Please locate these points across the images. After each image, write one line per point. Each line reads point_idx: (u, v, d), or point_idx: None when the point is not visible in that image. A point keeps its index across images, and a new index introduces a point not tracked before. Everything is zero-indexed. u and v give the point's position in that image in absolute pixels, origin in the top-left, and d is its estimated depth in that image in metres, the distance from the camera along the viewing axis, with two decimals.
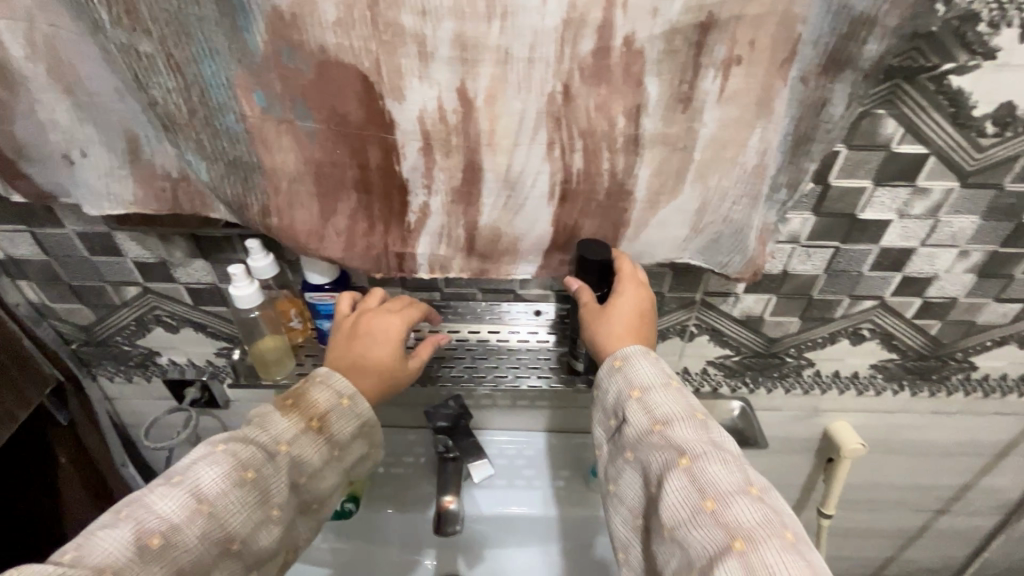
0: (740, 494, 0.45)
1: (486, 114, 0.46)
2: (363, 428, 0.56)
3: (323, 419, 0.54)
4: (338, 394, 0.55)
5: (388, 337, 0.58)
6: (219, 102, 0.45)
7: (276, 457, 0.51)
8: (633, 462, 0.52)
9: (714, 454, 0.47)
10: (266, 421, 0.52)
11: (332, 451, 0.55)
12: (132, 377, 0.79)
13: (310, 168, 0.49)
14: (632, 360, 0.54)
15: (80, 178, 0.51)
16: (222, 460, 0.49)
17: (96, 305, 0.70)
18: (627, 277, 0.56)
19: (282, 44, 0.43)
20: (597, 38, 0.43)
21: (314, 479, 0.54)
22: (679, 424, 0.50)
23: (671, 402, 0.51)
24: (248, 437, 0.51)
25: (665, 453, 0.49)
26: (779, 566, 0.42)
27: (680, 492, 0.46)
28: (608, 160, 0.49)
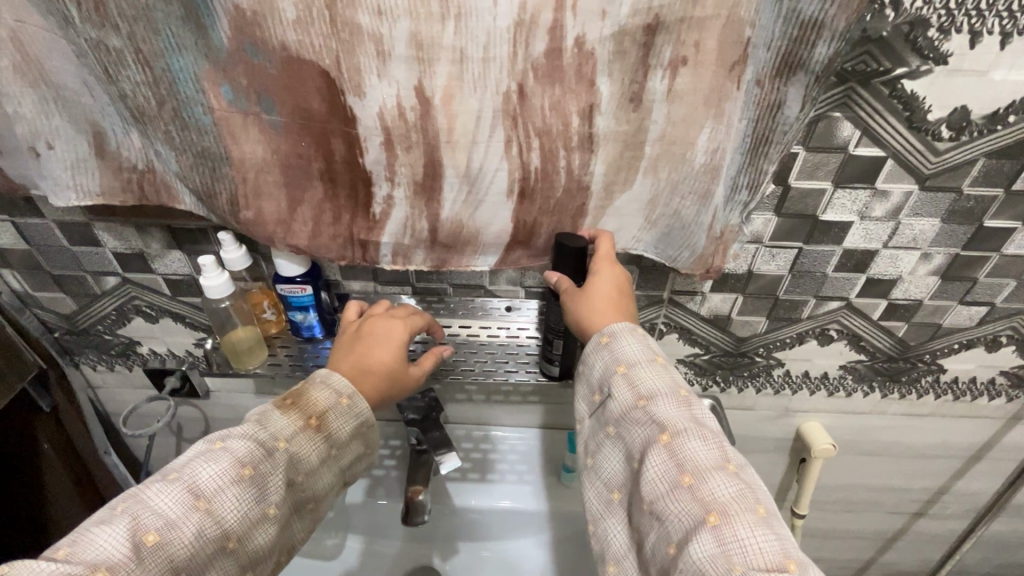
0: (718, 472, 0.46)
1: (444, 112, 0.48)
2: (360, 427, 0.57)
3: (321, 417, 0.54)
4: (338, 393, 0.56)
5: (392, 340, 0.60)
6: (186, 96, 0.47)
7: (275, 455, 0.51)
8: (614, 435, 0.52)
9: (696, 431, 0.48)
10: (266, 418, 0.52)
11: (329, 450, 0.55)
12: (114, 366, 0.81)
13: (277, 159, 0.51)
14: (620, 336, 0.54)
15: (54, 169, 0.53)
16: (220, 457, 0.49)
17: (77, 295, 0.72)
18: (603, 259, 0.56)
19: (245, 40, 0.44)
20: (549, 39, 0.44)
21: (310, 478, 0.54)
22: (663, 400, 0.50)
23: (656, 378, 0.51)
24: (247, 434, 0.51)
25: (647, 428, 0.49)
26: (751, 540, 0.42)
27: (659, 466, 0.47)
28: (565, 158, 0.51)
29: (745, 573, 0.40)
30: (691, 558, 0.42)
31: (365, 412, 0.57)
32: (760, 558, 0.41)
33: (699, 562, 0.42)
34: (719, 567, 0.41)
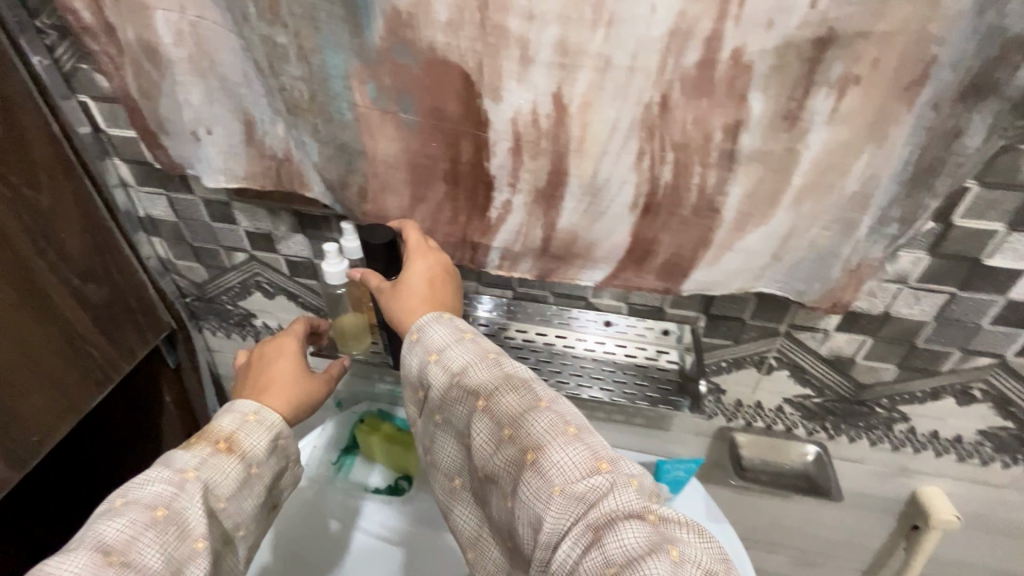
0: (536, 412, 0.44)
1: (579, 120, 0.47)
2: (276, 439, 0.53)
3: (230, 438, 0.50)
4: (244, 412, 0.52)
5: (284, 356, 0.59)
6: (336, 92, 0.49)
7: (189, 485, 0.45)
8: (440, 419, 0.50)
9: (506, 385, 0.46)
10: (170, 461, 0.47)
11: (250, 468, 0.50)
12: (231, 334, 0.88)
13: (407, 157, 0.52)
14: (426, 327, 0.50)
15: (210, 153, 0.58)
16: (126, 509, 0.43)
17: (210, 266, 0.78)
18: (414, 248, 0.55)
19: (396, 41, 0.46)
20: (703, 50, 0.41)
21: (231, 504, 0.48)
22: (475, 366, 0.47)
23: (466, 352, 0.48)
24: (150, 479, 0.45)
25: (468, 401, 0.47)
26: (565, 463, 0.41)
27: (486, 430, 0.45)
28: (698, 175, 0.48)
29: (564, 491, 0.40)
30: (525, 500, 0.42)
31: (277, 422, 0.53)
32: (578, 473, 0.40)
33: (529, 501, 0.41)
34: (547, 505, 0.40)
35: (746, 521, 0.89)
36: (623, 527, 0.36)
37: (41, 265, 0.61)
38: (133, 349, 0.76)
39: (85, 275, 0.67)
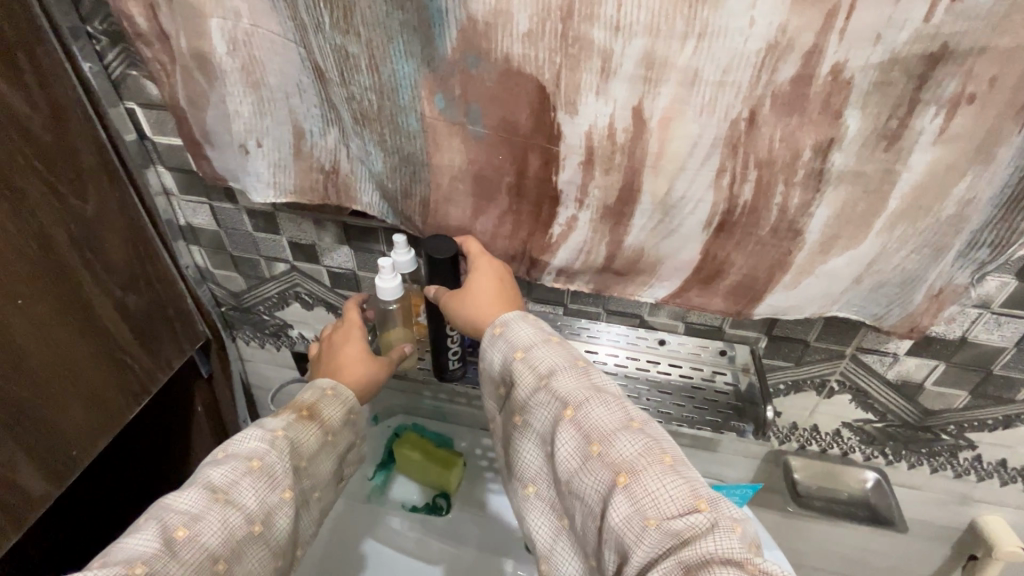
0: (631, 433, 0.41)
1: (658, 136, 0.45)
2: (350, 413, 0.55)
3: (311, 407, 0.53)
4: (322, 388, 0.55)
5: (352, 338, 0.59)
6: (403, 103, 0.47)
7: (278, 442, 0.48)
8: (521, 424, 0.48)
9: (597, 398, 0.43)
10: (260, 424, 0.50)
11: (327, 437, 0.53)
12: (265, 344, 0.86)
13: (471, 169, 0.50)
14: (511, 324, 0.49)
15: (258, 166, 0.55)
16: (228, 457, 0.47)
17: (249, 276, 0.77)
18: (478, 256, 0.54)
19: (469, 51, 0.44)
20: (801, 65, 0.39)
21: (312, 466, 0.51)
22: (562, 374, 0.45)
23: (556, 355, 0.46)
24: (247, 434, 0.49)
25: (552, 406, 0.45)
26: (660, 493, 0.38)
27: (571, 441, 0.43)
28: (781, 195, 0.45)
29: (659, 525, 0.37)
30: (612, 526, 0.39)
31: (350, 399, 0.55)
32: (674, 508, 0.37)
33: (618, 528, 0.38)
34: (635, 533, 0.37)
35: (790, 543, 0.86)
36: (719, 574, 0.34)
37: (84, 276, 0.60)
38: (170, 360, 0.74)
39: (126, 286, 0.65)
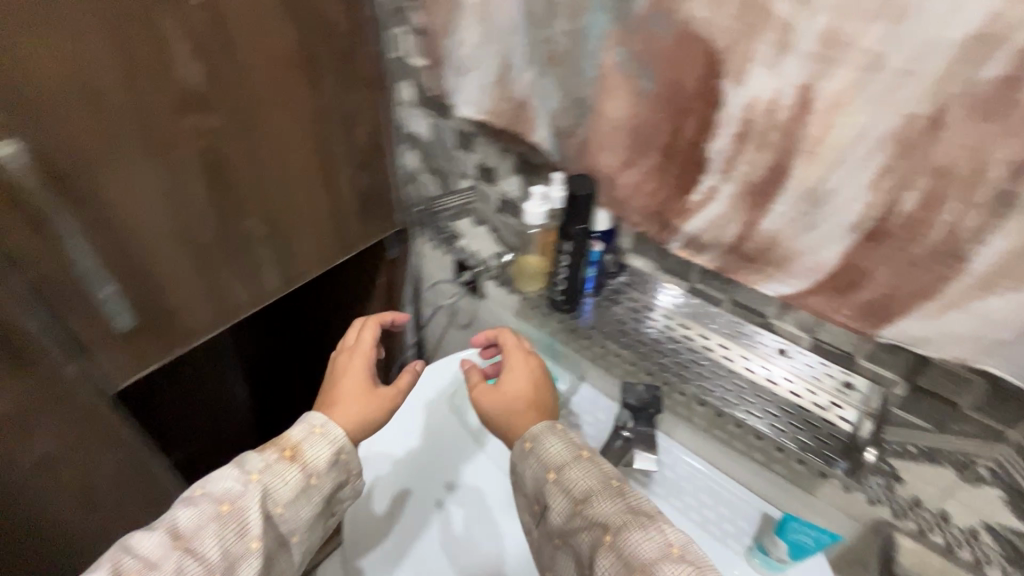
0: (641, 529, 0.45)
1: (822, 121, 0.43)
2: (337, 454, 0.52)
3: (295, 447, 0.51)
4: (311, 424, 0.53)
5: (352, 371, 0.58)
6: (591, 51, 0.54)
7: (250, 489, 0.47)
8: (538, 513, 0.52)
9: (606, 492, 0.48)
10: (241, 462, 0.49)
11: (309, 481, 0.50)
12: (437, 246, 1.01)
13: (632, 122, 0.55)
14: (540, 437, 0.53)
15: (469, 87, 0.68)
16: (198, 500, 0.47)
17: (442, 184, 0.93)
18: (511, 347, 0.63)
19: (658, 11, 0.48)
20: (1010, 65, 0.35)
21: (290, 512, 0.49)
22: (571, 467, 0.50)
23: (563, 451, 0.52)
24: (224, 474, 0.48)
25: (563, 500, 0.49)
26: None
27: (592, 538, 0.47)
28: (953, 211, 0.40)
29: None
30: None
31: (339, 439, 0.53)
32: None
33: None
34: None
35: None
36: None
37: (341, 150, 0.82)
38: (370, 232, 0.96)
39: (362, 164, 0.87)
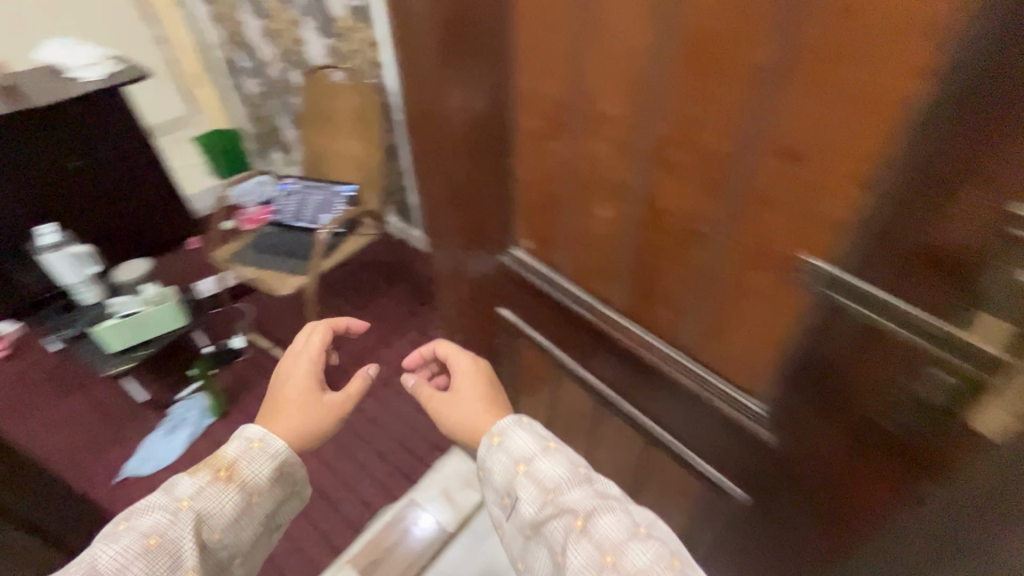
0: (609, 512, 0.49)
1: None
2: (278, 468, 0.59)
3: (229, 468, 0.57)
4: (248, 440, 0.60)
5: (296, 374, 0.69)
6: None
7: (180, 516, 0.52)
8: (508, 506, 0.54)
9: (604, 506, 0.50)
10: (171, 488, 0.54)
11: (247, 497, 0.56)
12: None
13: None
14: (507, 434, 0.56)
15: None
16: (119, 537, 0.51)
17: None
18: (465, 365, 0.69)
19: None
20: None
21: (227, 536, 0.55)
22: (539, 459, 0.54)
23: (555, 466, 0.53)
24: (149, 510, 0.52)
25: (533, 490, 0.52)
26: None
27: (563, 526, 0.50)
28: None
29: None
30: None
31: (281, 451, 0.60)
32: None
33: None
34: None
35: None
36: None
37: None
38: None
39: None
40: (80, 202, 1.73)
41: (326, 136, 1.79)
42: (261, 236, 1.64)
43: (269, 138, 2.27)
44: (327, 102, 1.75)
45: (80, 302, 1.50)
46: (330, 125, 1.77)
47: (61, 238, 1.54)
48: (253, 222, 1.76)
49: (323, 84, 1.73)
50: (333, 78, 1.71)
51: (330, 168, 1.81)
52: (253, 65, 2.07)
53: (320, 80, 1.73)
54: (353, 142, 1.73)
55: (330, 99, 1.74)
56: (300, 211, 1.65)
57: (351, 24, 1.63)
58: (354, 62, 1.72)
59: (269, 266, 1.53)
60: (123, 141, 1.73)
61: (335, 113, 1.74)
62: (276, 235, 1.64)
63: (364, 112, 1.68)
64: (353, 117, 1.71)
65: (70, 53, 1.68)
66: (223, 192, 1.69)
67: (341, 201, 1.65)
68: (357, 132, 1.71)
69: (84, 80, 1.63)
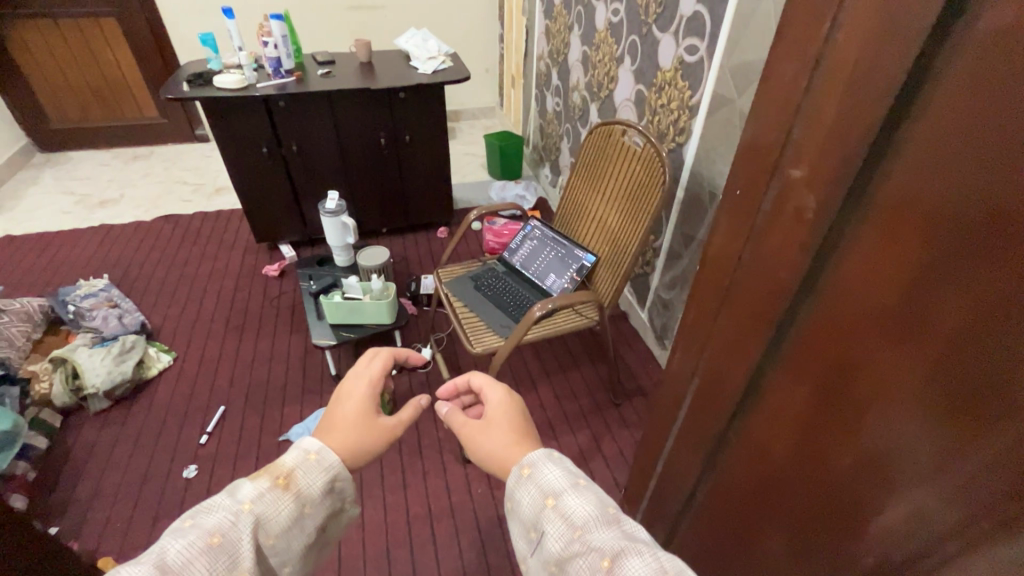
0: (636, 554, 0.50)
1: None
2: (329, 482, 0.62)
3: (288, 476, 0.60)
4: (306, 451, 0.63)
5: (353, 396, 0.74)
6: None
7: (243, 517, 0.55)
8: (535, 540, 0.58)
9: (631, 549, 0.51)
10: (234, 492, 0.57)
11: (301, 506, 0.59)
12: None
13: None
14: (539, 468, 0.61)
15: None
16: (185, 532, 0.52)
17: None
18: (499, 400, 0.75)
19: None
20: None
21: (280, 542, 0.57)
22: (568, 494, 0.58)
23: (582, 505, 0.56)
24: (215, 508, 0.55)
25: (560, 525, 0.56)
26: None
27: (588, 564, 0.52)
28: None
29: None
30: None
31: (333, 466, 0.63)
32: None
33: None
34: None
35: None
36: None
37: None
38: None
39: None
40: (363, 157, 1.74)
41: (591, 194, 1.44)
42: (485, 271, 1.45)
43: (538, 83, 2.22)
44: (607, 159, 1.38)
45: (336, 262, 1.60)
46: (609, 187, 1.38)
47: (343, 205, 1.53)
48: (500, 238, 1.83)
49: (615, 148, 1.36)
50: (623, 139, 1.33)
51: (584, 227, 1.46)
52: (559, 83, 1.98)
53: (595, 52, 1.64)
54: (614, 213, 1.37)
55: (613, 163, 1.37)
56: (537, 260, 1.42)
57: (609, 37, 1.54)
58: (600, 74, 1.63)
59: (481, 315, 1.32)
60: (399, 130, 1.71)
61: (618, 170, 1.35)
62: (505, 279, 1.43)
63: (646, 179, 1.26)
64: (628, 180, 1.32)
65: (416, 46, 1.73)
66: (479, 214, 1.49)
67: (576, 270, 1.35)
68: (638, 212, 1.28)
69: (419, 71, 1.68)
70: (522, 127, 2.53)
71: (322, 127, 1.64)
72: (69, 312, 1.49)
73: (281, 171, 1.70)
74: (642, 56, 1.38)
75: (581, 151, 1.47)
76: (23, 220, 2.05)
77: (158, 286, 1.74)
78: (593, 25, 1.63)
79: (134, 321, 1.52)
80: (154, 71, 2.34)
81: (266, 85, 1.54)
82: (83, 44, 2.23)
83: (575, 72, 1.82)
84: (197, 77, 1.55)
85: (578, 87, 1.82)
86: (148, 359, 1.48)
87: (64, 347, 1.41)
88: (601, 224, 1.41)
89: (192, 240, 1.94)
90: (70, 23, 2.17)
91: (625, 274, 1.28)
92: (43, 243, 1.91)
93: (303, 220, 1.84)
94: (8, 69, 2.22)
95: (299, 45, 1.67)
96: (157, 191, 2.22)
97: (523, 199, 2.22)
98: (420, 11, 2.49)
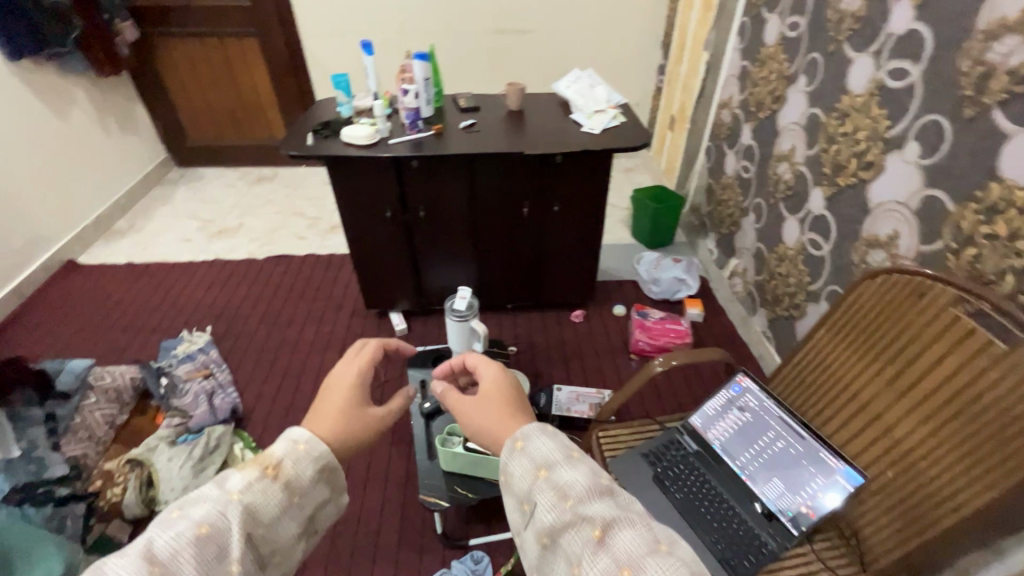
0: (629, 526, 0.47)
1: None
2: (321, 470, 0.55)
3: (276, 465, 0.53)
4: (293, 441, 0.56)
5: (337, 393, 0.68)
6: None
7: (231, 508, 0.48)
8: (527, 513, 0.51)
9: (626, 520, 0.47)
10: (223, 483, 0.50)
11: (291, 498, 0.52)
12: None
13: None
14: (530, 440, 0.55)
15: None
16: (172, 523, 0.46)
17: None
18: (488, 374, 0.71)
19: None
20: None
21: (271, 533, 0.50)
22: (561, 466, 0.51)
23: (574, 473, 0.50)
24: (205, 501, 0.48)
25: (550, 496, 0.49)
26: None
27: (581, 537, 0.46)
28: None
29: None
30: None
31: (324, 454, 0.56)
32: None
33: None
34: None
35: None
36: None
37: None
38: None
39: None
40: (495, 220, 1.65)
41: (861, 374, 0.99)
42: (668, 448, 1.07)
43: (712, 133, 1.96)
44: (903, 330, 0.91)
45: None
46: (898, 373, 0.91)
47: (473, 307, 1.43)
48: (653, 337, 1.69)
49: (925, 323, 0.87)
50: (949, 324, 0.83)
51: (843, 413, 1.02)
52: (753, 144, 1.66)
53: (833, 120, 1.27)
54: (903, 415, 0.90)
55: (919, 347, 0.88)
56: (749, 451, 1.01)
57: (871, 105, 1.15)
58: (836, 155, 1.27)
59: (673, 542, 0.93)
60: (548, 200, 1.61)
61: (924, 360, 0.87)
62: (697, 469, 1.04)
63: (993, 406, 0.76)
64: (942, 382, 0.84)
65: (582, 94, 1.64)
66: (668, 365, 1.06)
67: (819, 488, 0.91)
68: (960, 444, 0.81)
69: (584, 127, 1.57)
70: (677, 180, 2.32)
71: (455, 189, 1.57)
72: (162, 386, 1.54)
73: (402, 234, 1.66)
74: (952, 147, 0.97)
75: (852, 291, 1.03)
76: (146, 246, 2.23)
77: (258, 348, 1.78)
78: (840, 85, 1.25)
79: (223, 409, 1.50)
80: (286, 89, 2.49)
81: (401, 140, 1.50)
82: (227, 62, 2.41)
83: (788, 135, 1.46)
84: (324, 127, 1.54)
85: (789, 158, 1.46)
86: (232, 458, 1.42)
87: (145, 445, 1.40)
88: (873, 415, 0.96)
89: (298, 293, 1.99)
90: (215, 41, 2.35)
91: (930, 532, 0.84)
92: (163, 275, 2.07)
93: (421, 281, 1.80)
94: (158, 90, 2.47)
95: (441, 89, 1.65)
96: (271, 223, 2.34)
97: (682, 282, 1.91)
98: (561, 54, 2.48)
